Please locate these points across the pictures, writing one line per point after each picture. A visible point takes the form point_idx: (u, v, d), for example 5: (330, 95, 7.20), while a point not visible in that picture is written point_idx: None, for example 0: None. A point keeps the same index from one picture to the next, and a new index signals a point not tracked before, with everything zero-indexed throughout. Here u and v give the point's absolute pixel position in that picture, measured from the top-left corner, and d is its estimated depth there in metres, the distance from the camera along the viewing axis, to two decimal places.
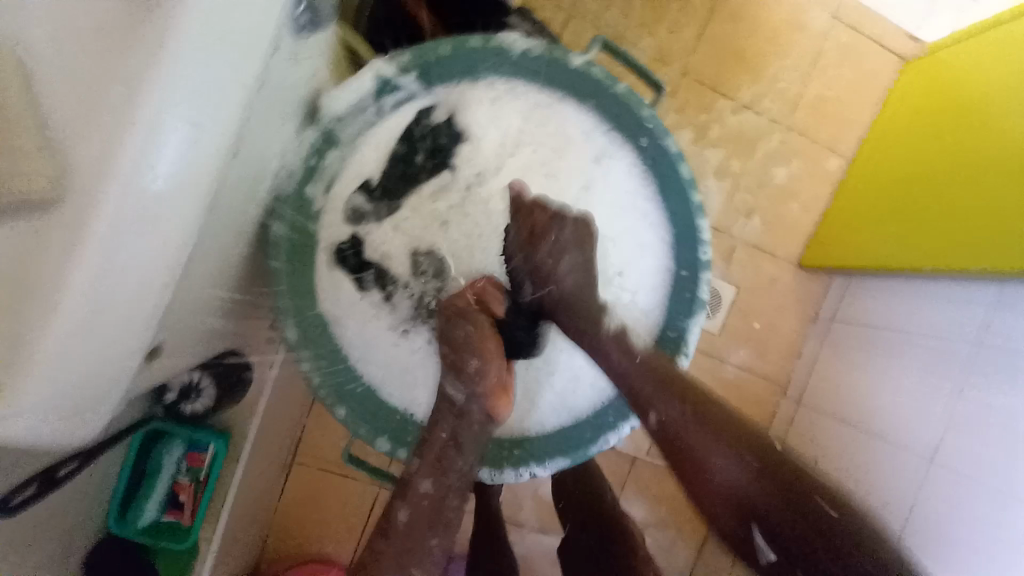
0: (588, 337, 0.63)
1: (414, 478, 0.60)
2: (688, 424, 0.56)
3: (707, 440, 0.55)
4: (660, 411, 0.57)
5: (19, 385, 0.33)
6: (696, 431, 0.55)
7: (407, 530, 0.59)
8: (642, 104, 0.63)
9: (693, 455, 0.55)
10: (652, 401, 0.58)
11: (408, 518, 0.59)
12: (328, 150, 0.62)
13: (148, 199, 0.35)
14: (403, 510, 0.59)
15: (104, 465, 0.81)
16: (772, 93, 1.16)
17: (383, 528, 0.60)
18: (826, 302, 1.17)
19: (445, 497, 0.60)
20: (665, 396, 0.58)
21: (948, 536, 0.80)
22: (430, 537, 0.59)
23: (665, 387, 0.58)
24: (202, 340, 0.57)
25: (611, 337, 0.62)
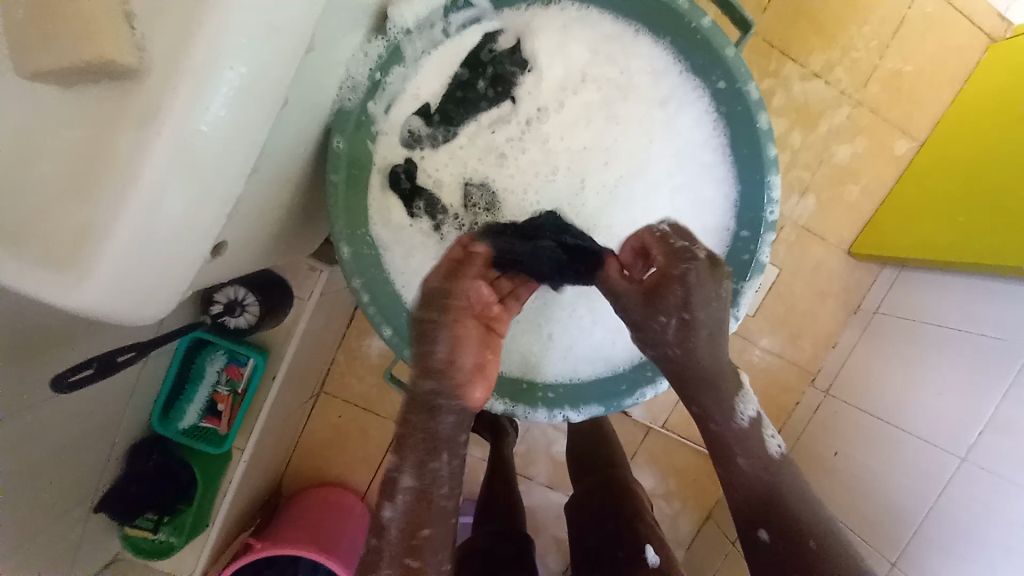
0: (716, 416, 0.55)
1: (393, 472, 0.53)
2: (731, 430, 0.55)
3: (739, 443, 0.55)
4: (716, 415, 0.55)
5: (96, 256, 0.34)
6: (760, 479, 0.55)
7: (396, 530, 0.51)
8: (726, 43, 0.59)
9: (721, 454, 0.56)
10: (725, 433, 0.55)
11: (399, 514, 0.51)
12: (393, 66, 0.61)
13: (221, 89, 0.34)
14: (389, 507, 0.52)
15: (154, 364, 0.86)
16: (845, 63, 1.08)
17: (372, 537, 0.52)
18: (873, 290, 1.12)
19: (436, 484, 0.52)
20: (743, 440, 0.55)
21: (980, 535, 0.75)
22: (423, 533, 0.51)
23: (744, 436, 0.56)
24: (252, 253, 0.58)
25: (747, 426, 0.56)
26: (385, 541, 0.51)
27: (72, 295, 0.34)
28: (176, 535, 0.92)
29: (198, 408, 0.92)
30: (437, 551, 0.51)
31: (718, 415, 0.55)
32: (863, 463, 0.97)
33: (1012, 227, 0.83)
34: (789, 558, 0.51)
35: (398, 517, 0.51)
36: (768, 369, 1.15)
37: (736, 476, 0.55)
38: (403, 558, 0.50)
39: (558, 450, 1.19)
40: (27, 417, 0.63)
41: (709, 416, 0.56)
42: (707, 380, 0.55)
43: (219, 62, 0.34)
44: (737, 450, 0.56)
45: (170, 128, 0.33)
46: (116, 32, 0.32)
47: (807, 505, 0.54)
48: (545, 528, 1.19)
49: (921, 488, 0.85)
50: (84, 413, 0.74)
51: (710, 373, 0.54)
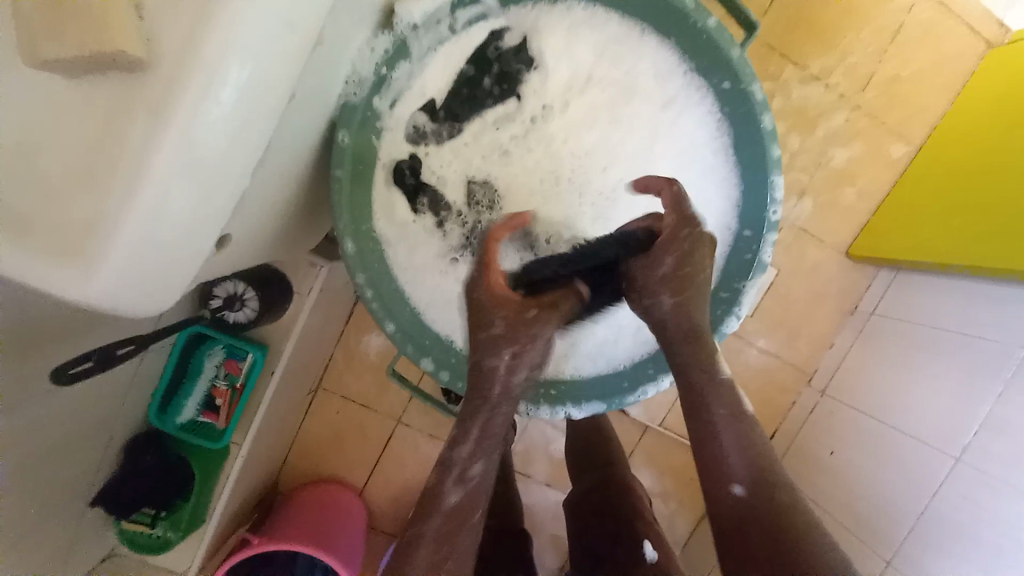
0: (693, 369, 0.57)
1: (463, 461, 0.56)
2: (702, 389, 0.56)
3: (712, 398, 0.56)
4: (694, 375, 0.57)
5: (104, 248, 0.34)
6: (737, 453, 0.53)
7: (451, 512, 0.55)
8: (731, 44, 0.59)
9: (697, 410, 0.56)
10: (708, 396, 0.56)
11: (462, 499, 0.56)
12: (398, 62, 0.61)
13: (223, 87, 0.34)
14: (455, 493, 0.56)
15: (151, 359, 0.85)
16: (843, 67, 1.09)
17: (422, 516, 0.55)
18: (870, 291, 1.12)
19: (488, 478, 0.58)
20: (717, 395, 0.56)
21: (974, 537, 0.75)
22: (474, 518, 0.56)
23: (724, 391, 0.57)
24: (256, 248, 0.58)
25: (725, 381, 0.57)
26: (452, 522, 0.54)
27: (82, 286, 0.34)
28: (173, 530, 0.92)
29: (197, 402, 0.91)
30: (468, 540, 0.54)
31: (698, 369, 0.57)
32: (859, 464, 0.97)
33: (1003, 233, 0.84)
34: (757, 512, 0.50)
35: (462, 504, 0.55)
36: (764, 370, 1.15)
37: (713, 439, 0.55)
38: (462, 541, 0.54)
39: (556, 449, 1.19)
40: (21, 413, 0.63)
41: (691, 370, 0.57)
42: (682, 328, 0.58)
43: (228, 53, 0.34)
44: (713, 403, 0.56)
45: (180, 119, 0.33)
46: (126, 23, 0.32)
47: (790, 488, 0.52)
48: (543, 526, 1.19)
49: (915, 487, 0.86)
50: (81, 408, 0.73)
51: (678, 342, 0.58)
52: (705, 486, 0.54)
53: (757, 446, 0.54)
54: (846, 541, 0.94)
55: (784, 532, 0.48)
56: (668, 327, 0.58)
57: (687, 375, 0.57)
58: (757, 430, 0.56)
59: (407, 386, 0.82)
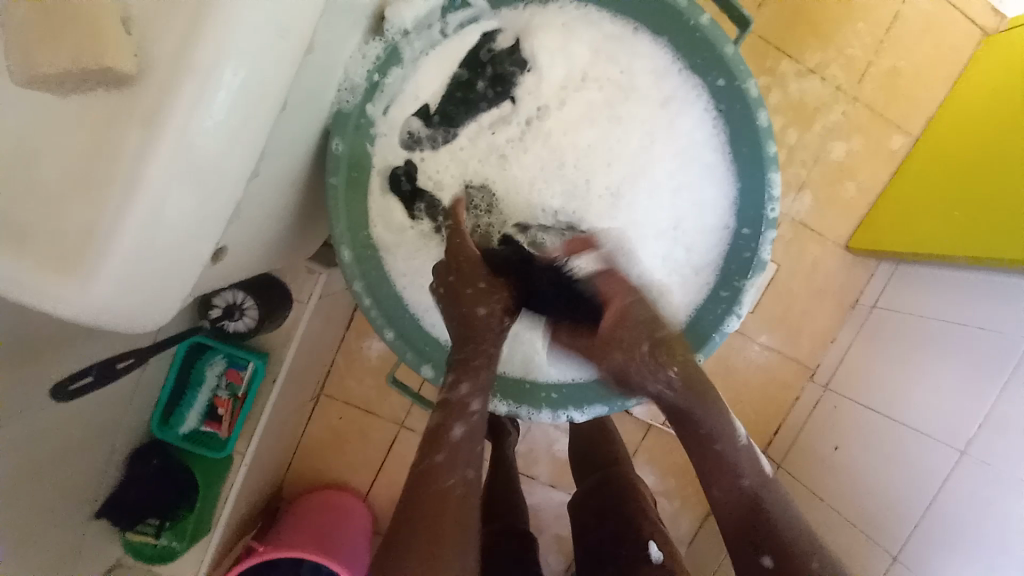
0: (710, 429, 0.59)
1: (464, 397, 0.60)
2: (722, 447, 0.59)
3: (731, 457, 0.59)
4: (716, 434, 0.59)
5: (98, 264, 0.33)
6: (746, 482, 0.58)
7: (445, 461, 0.57)
8: (725, 41, 0.58)
9: (717, 467, 0.59)
10: (728, 454, 0.59)
11: (465, 432, 0.58)
12: (390, 67, 0.61)
13: (213, 99, 0.34)
14: (443, 445, 0.57)
15: (152, 370, 0.85)
16: (840, 59, 1.08)
17: (420, 471, 0.57)
18: (872, 284, 1.12)
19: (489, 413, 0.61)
20: (737, 453, 0.59)
21: (981, 531, 0.75)
22: (478, 448, 0.59)
23: (731, 430, 0.60)
24: (254, 258, 0.58)
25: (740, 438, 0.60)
26: (454, 450, 0.57)
27: (77, 299, 0.34)
28: (178, 540, 0.91)
29: (199, 412, 0.91)
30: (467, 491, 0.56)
31: (711, 412, 0.59)
32: (863, 458, 0.97)
33: (1005, 223, 0.83)
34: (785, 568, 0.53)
35: (464, 437, 0.58)
36: (766, 366, 1.15)
37: (737, 495, 0.58)
38: (463, 469, 0.57)
39: (560, 450, 1.19)
40: (22, 429, 0.62)
41: (711, 429, 0.59)
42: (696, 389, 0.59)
43: (219, 66, 0.33)
44: (734, 460, 0.59)
45: (172, 131, 0.33)
46: (116, 38, 0.32)
47: (791, 522, 0.56)
48: (547, 527, 1.19)
49: (920, 481, 0.86)
50: (81, 421, 0.73)
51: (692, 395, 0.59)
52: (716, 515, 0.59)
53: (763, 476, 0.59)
54: (851, 536, 0.93)
55: None
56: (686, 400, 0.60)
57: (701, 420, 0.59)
58: (773, 483, 0.60)
59: (408, 391, 0.82)
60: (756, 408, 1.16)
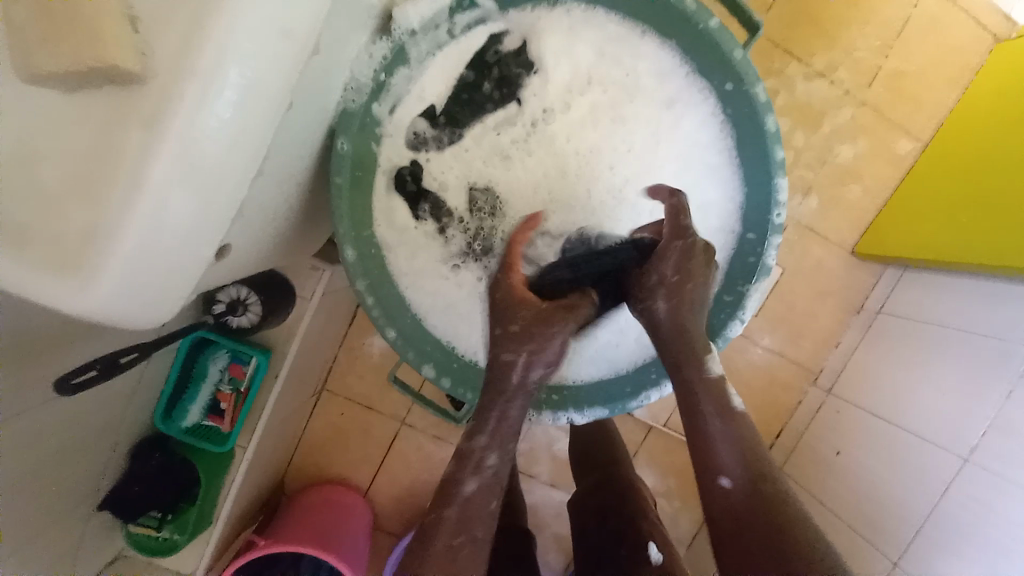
0: (685, 372, 0.56)
1: (479, 447, 0.55)
2: (694, 389, 0.55)
3: (704, 401, 0.55)
4: (688, 374, 0.56)
5: (100, 261, 0.34)
6: (726, 445, 0.53)
7: (474, 500, 0.53)
8: (734, 44, 0.58)
9: (691, 408, 0.55)
10: (700, 397, 0.55)
11: (479, 489, 0.53)
12: (396, 67, 0.61)
13: (214, 100, 0.34)
14: (471, 482, 0.53)
15: (155, 365, 0.86)
16: (849, 62, 1.08)
17: (445, 505, 0.53)
18: (876, 289, 1.11)
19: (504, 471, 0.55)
20: (711, 396, 0.55)
21: (981, 538, 0.74)
22: (490, 507, 0.53)
23: (714, 388, 0.55)
24: (257, 255, 0.58)
25: (714, 381, 0.56)
26: (461, 509, 0.52)
27: (78, 297, 0.34)
28: (179, 533, 0.92)
29: (202, 407, 0.91)
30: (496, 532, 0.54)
31: (689, 365, 0.56)
32: (864, 463, 0.97)
33: (1010, 228, 0.83)
34: (753, 523, 0.48)
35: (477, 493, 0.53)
36: (769, 369, 1.15)
37: (708, 440, 0.53)
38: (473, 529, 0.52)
39: (559, 448, 1.19)
40: (24, 419, 0.63)
41: (684, 366, 0.56)
42: (685, 338, 0.57)
43: (223, 67, 0.34)
44: (704, 402, 0.55)
45: (176, 130, 0.33)
46: (120, 35, 0.32)
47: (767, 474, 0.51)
48: (547, 526, 1.19)
49: (921, 488, 0.85)
50: (83, 413, 0.73)
51: (674, 343, 0.57)
52: (699, 486, 0.53)
53: (747, 442, 0.53)
54: (852, 541, 0.93)
55: (789, 549, 0.46)
56: (672, 333, 0.57)
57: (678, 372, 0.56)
58: (751, 430, 0.54)
59: (409, 391, 0.82)
60: (758, 411, 1.16)
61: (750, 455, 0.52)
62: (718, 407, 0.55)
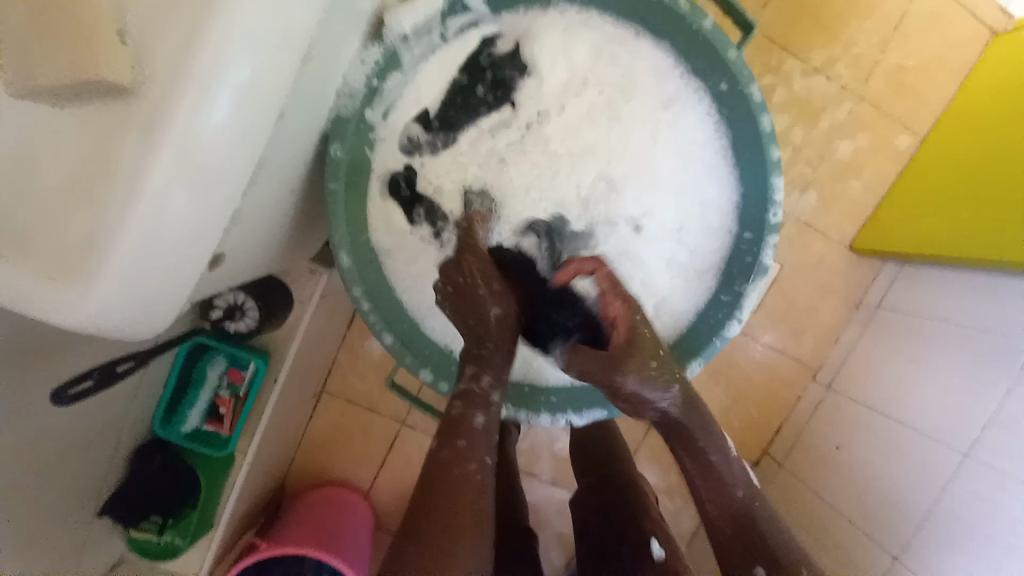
0: (706, 450, 0.60)
1: (486, 388, 0.60)
2: (718, 466, 0.60)
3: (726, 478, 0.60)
4: (713, 453, 0.60)
5: (98, 272, 0.34)
6: (726, 474, 0.60)
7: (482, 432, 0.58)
8: (728, 44, 0.59)
9: (713, 484, 0.60)
10: (722, 473, 0.60)
11: (481, 423, 0.59)
12: (390, 73, 0.61)
13: (210, 114, 0.34)
14: (480, 416, 0.59)
15: (154, 371, 0.86)
16: (847, 57, 1.07)
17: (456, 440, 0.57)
18: (875, 285, 1.11)
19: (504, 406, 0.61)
20: (733, 473, 0.60)
21: (983, 531, 0.75)
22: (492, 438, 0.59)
23: (710, 426, 0.61)
24: (255, 260, 0.58)
25: (732, 458, 0.61)
26: (465, 441, 0.57)
27: (77, 308, 0.34)
28: (181, 537, 0.92)
29: (201, 411, 0.92)
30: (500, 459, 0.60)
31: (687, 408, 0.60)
32: (866, 458, 0.97)
33: (1008, 226, 0.83)
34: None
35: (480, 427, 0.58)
36: (769, 366, 1.14)
37: (730, 510, 0.59)
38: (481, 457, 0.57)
39: (561, 447, 1.19)
40: (26, 426, 0.63)
41: (707, 445, 0.60)
42: (702, 422, 0.61)
43: (219, 81, 0.34)
44: (727, 480, 0.60)
45: (173, 142, 0.33)
46: (109, 48, 0.32)
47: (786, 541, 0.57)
48: (549, 525, 1.19)
49: (922, 484, 0.85)
50: (84, 420, 0.73)
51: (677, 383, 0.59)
52: (699, 506, 0.61)
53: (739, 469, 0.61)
54: (855, 537, 0.93)
55: None
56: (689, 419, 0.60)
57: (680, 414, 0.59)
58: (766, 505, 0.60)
59: (406, 396, 0.82)
60: (758, 408, 1.16)
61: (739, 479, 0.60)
62: (740, 482, 0.60)
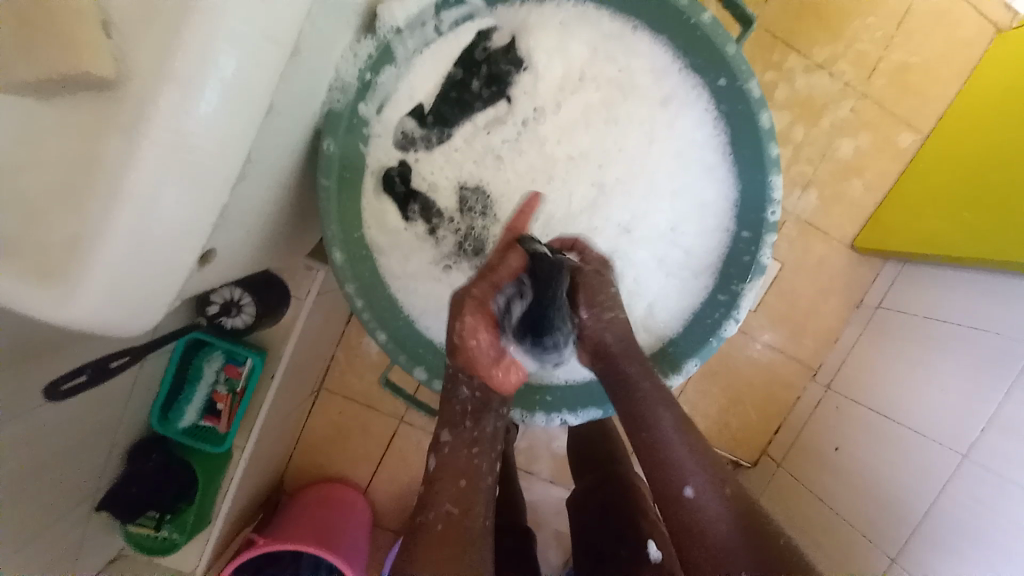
0: (643, 414, 0.59)
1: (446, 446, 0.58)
2: (665, 432, 0.58)
3: (673, 445, 0.57)
4: (656, 421, 0.59)
5: (81, 271, 0.33)
6: (692, 460, 0.56)
7: (443, 492, 0.56)
8: (728, 39, 0.57)
9: (662, 458, 0.57)
10: (668, 440, 0.58)
11: (440, 470, 0.57)
12: (383, 66, 0.60)
13: (187, 105, 0.33)
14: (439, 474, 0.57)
15: (151, 368, 0.85)
16: (849, 54, 1.06)
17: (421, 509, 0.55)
18: (876, 285, 1.10)
19: (471, 442, 0.59)
20: (681, 439, 0.57)
21: (980, 533, 0.74)
22: (462, 483, 0.56)
23: (667, 408, 0.59)
24: (247, 256, 0.57)
25: (676, 421, 0.59)
26: (439, 487, 0.56)
27: (61, 309, 0.34)
28: (179, 532, 0.91)
29: (197, 408, 0.91)
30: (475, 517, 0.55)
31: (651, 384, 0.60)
32: (866, 459, 0.96)
33: (1007, 224, 0.83)
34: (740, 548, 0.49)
35: (439, 474, 0.57)
36: (767, 365, 1.14)
37: (674, 480, 0.55)
38: (448, 504, 0.55)
39: (559, 446, 1.19)
40: (22, 423, 0.62)
41: (646, 407, 0.59)
42: (635, 378, 0.61)
43: (200, 74, 0.33)
44: (675, 448, 0.57)
45: (155, 136, 0.33)
46: (97, 43, 0.32)
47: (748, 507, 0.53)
48: (547, 523, 1.19)
49: (920, 485, 0.85)
50: (78, 421, 0.72)
51: (624, 359, 0.62)
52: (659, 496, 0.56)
53: (711, 459, 0.56)
54: (851, 538, 0.92)
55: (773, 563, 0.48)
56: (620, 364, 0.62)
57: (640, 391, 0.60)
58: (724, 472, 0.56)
59: (400, 394, 0.81)
60: (757, 408, 1.15)
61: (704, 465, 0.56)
62: (692, 448, 0.57)
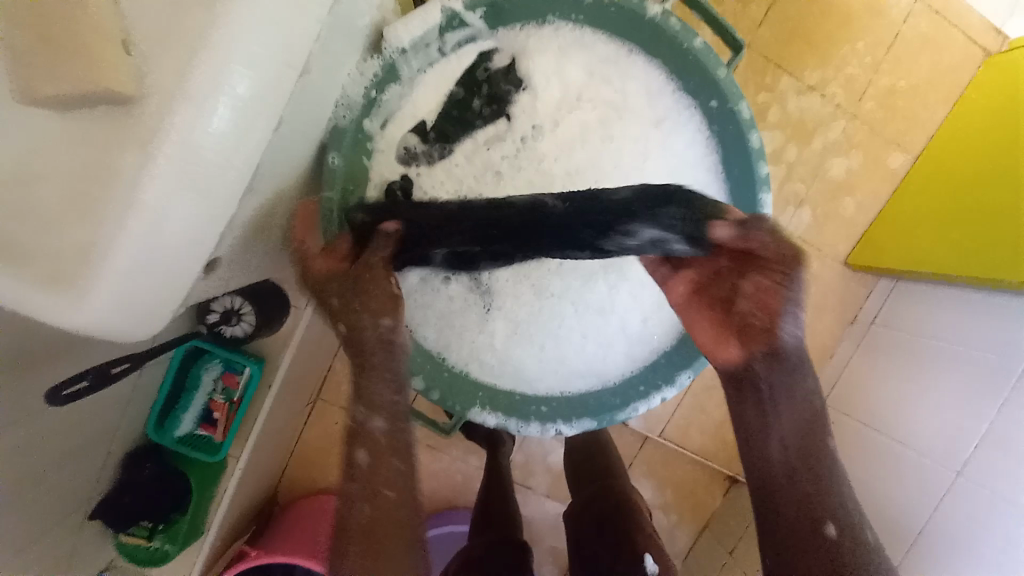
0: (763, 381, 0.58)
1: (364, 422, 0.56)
2: (774, 401, 0.57)
3: (775, 417, 0.57)
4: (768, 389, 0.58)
5: (92, 278, 0.35)
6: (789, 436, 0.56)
7: (371, 472, 0.54)
8: (718, 64, 0.61)
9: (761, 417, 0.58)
10: (778, 409, 0.57)
11: (368, 456, 0.55)
12: (388, 84, 0.62)
13: (201, 122, 0.35)
14: (363, 452, 0.55)
15: (149, 376, 0.85)
16: (839, 78, 1.09)
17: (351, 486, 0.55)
18: (870, 300, 1.12)
19: (398, 418, 0.56)
20: (788, 413, 0.57)
21: (972, 545, 0.75)
22: (393, 464, 0.55)
23: (788, 382, 0.57)
24: (250, 266, 0.59)
25: (790, 398, 0.57)
26: (365, 477, 0.54)
27: (71, 315, 0.35)
28: (170, 543, 0.91)
29: (194, 415, 0.92)
30: (403, 497, 0.54)
31: (783, 390, 0.57)
32: (861, 476, 0.97)
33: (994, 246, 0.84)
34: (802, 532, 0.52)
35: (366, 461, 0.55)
36: None
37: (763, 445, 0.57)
38: (381, 488, 0.54)
39: (555, 460, 1.19)
40: (19, 429, 0.63)
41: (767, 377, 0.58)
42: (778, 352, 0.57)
43: (211, 95, 0.34)
44: (779, 419, 0.57)
45: (169, 150, 0.34)
46: (119, 63, 0.33)
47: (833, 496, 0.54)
48: (543, 538, 1.19)
49: (915, 501, 0.85)
50: (74, 428, 0.73)
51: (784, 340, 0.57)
52: (745, 446, 0.59)
53: (807, 433, 0.56)
54: None
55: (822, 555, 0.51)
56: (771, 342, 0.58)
57: (766, 393, 0.58)
58: (823, 454, 0.56)
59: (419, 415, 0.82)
60: None
61: (803, 481, 0.54)
62: (796, 425, 0.57)
